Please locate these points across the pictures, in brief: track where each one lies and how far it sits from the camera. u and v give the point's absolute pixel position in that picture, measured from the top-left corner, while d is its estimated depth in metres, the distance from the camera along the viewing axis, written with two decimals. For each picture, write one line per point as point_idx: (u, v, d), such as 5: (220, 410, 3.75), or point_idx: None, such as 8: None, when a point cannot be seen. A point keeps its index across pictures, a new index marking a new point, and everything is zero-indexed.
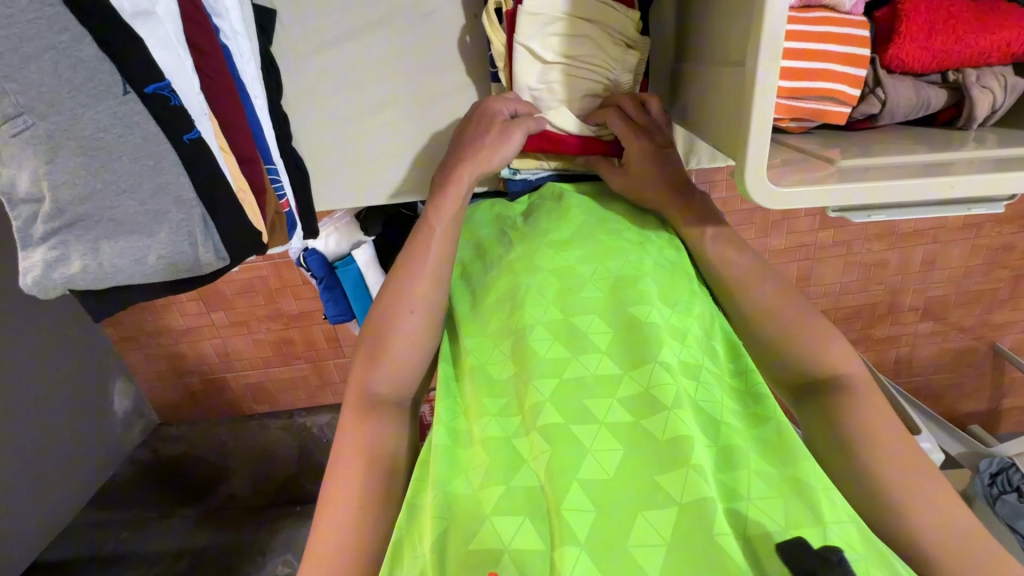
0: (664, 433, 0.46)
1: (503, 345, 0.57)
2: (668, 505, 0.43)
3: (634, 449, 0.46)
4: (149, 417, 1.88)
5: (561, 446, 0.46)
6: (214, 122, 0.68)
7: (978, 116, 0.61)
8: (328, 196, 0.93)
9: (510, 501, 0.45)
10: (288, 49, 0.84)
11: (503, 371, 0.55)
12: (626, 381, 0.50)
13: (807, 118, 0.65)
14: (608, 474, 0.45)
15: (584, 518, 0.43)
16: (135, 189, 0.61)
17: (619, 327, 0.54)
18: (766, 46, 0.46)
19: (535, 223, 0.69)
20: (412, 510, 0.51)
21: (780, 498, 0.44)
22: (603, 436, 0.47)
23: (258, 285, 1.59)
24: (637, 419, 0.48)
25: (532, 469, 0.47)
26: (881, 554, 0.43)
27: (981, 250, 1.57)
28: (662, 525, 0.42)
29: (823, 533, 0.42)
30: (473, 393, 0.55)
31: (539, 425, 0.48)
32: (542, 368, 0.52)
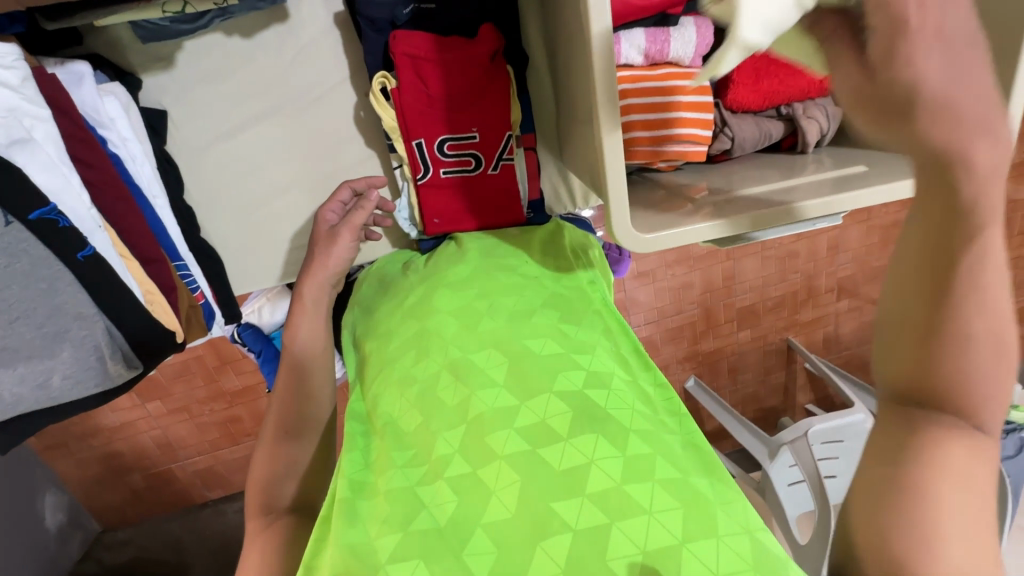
0: (562, 463, 0.46)
1: (409, 393, 0.55)
2: (564, 534, 0.42)
3: (531, 478, 0.45)
4: (89, 526, 1.75)
5: (465, 492, 0.47)
6: (111, 230, 0.68)
7: (812, 141, 0.71)
8: (247, 279, 0.94)
9: (407, 549, 0.45)
10: (183, 145, 0.85)
11: (411, 420, 0.54)
12: (523, 412, 0.50)
13: (674, 159, 0.73)
14: (510, 509, 0.44)
15: (487, 562, 0.43)
16: (30, 314, 0.60)
17: (515, 359, 0.54)
18: (605, 121, 0.53)
19: (432, 267, 0.71)
20: (309, 571, 0.50)
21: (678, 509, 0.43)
22: (503, 469, 0.46)
23: (194, 368, 1.54)
24: (533, 449, 0.47)
25: (434, 513, 0.47)
26: (778, 560, 0.41)
27: (876, 230, 1.74)
28: (560, 555, 0.41)
29: (716, 542, 0.41)
30: (383, 448, 0.54)
31: (446, 474, 0.48)
32: (447, 417, 0.52)
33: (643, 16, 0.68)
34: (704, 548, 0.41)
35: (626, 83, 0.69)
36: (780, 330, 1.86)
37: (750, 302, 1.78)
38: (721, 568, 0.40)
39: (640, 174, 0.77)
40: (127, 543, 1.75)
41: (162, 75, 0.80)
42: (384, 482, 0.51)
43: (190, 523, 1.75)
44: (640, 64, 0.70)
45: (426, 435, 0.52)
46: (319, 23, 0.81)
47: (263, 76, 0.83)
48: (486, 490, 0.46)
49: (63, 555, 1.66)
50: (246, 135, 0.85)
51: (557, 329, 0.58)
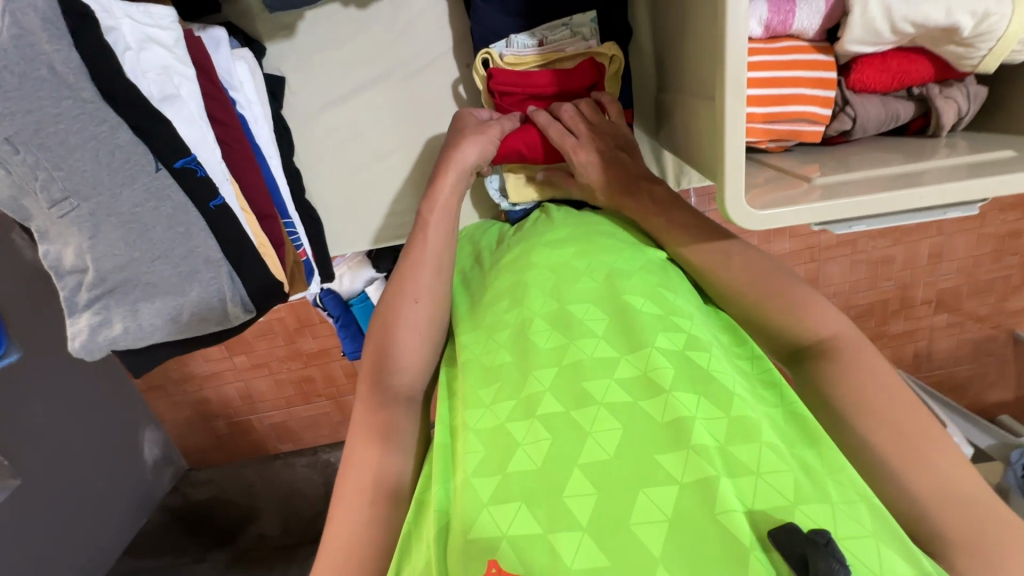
0: (665, 417, 0.47)
1: (499, 336, 0.58)
2: (669, 484, 0.44)
3: (633, 428, 0.47)
4: (177, 463, 1.93)
5: (561, 432, 0.48)
6: (236, 185, 0.74)
7: (946, 124, 0.65)
8: (343, 242, 0.99)
9: (507, 490, 0.46)
10: (297, 109, 0.90)
11: (497, 358, 0.57)
12: (624, 364, 0.51)
13: (785, 138, 0.70)
14: (610, 455, 0.46)
15: (585, 503, 0.44)
16: (169, 254, 0.67)
17: (615, 316, 0.56)
18: (731, 85, 0.51)
19: (528, 229, 0.73)
20: (420, 506, 0.53)
21: (788, 470, 0.44)
22: (604, 418, 0.48)
23: (278, 327, 1.65)
24: (636, 401, 0.49)
25: (530, 452, 0.48)
26: (895, 526, 0.42)
27: (988, 239, 1.58)
28: (665, 502, 0.43)
29: (831, 508, 0.42)
30: (468, 386, 0.57)
31: (538, 411, 0.50)
32: (543, 358, 0.53)
33: None
34: (816, 510, 0.42)
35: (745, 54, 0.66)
36: None
37: None
38: (842, 534, 0.41)
39: (745, 154, 0.74)
40: (208, 483, 1.89)
41: (283, 44, 0.86)
42: (473, 420, 0.53)
43: (263, 471, 1.86)
44: (758, 37, 0.67)
45: (520, 375, 0.54)
46: None
47: (373, 46, 0.86)
48: (583, 433, 0.47)
49: (157, 486, 1.84)
50: (353, 103, 0.90)
51: (653, 292, 0.58)
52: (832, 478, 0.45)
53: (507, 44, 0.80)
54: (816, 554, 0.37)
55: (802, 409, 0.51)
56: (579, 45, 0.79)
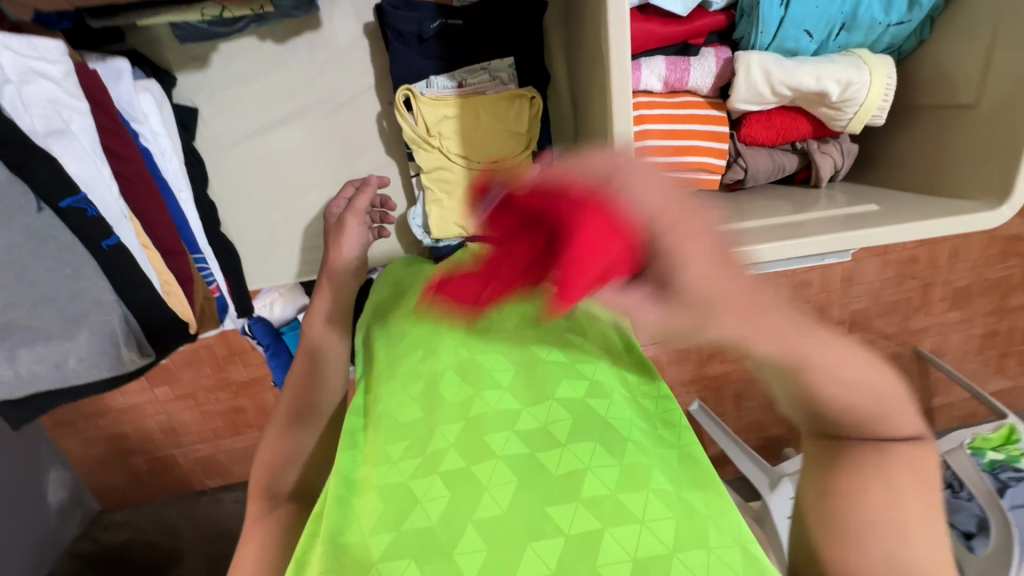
0: (558, 469, 0.46)
1: (412, 389, 0.56)
2: (556, 538, 0.41)
3: (527, 480, 0.45)
4: (88, 505, 1.77)
5: (458, 488, 0.46)
6: (135, 221, 0.71)
7: (824, 176, 0.72)
8: (264, 276, 0.97)
9: (397, 551, 0.42)
10: (211, 140, 0.88)
11: (410, 414, 0.54)
12: (526, 416, 0.51)
13: (686, 185, 0.75)
14: (502, 508, 0.44)
15: (475, 560, 0.41)
16: (52, 297, 0.63)
17: (523, 368, 0.55)
18: (619, 143, 0.55)
19: (444, 274, 0.73)
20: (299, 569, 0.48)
21: (676, 518, 0.42)
22: (501, 469, 0.46)
23: (204, 356, 1.56)
24: (533, 453, 0.47)
25: (426, 509, 0.45)
26: (772, 574, 0.39)
27: (892, 264, 1.72)
28: (549, 559, 0.40)
29: (709, 554, 0.39)
30: (376, 442, 0.54)
31: (440, 468, 0.47)
32: (449, 413, 0.52)
33: (662, 45, 0.69)
34: (694, 558, 0.39)
35: (645, 107, 0.70)
36: None
37: None
38: None
39: None
40: (125, 524, 1.75)
41: (195, 74, 0.83)
42: (374, 477, 0.50)
43: (188, 509, 1.75)
44: (658, 91, 0.71)
45: (426, 430, 0.52)
46: (350, 33, 0.84)
47: (292, 80, 0.85)
48: (480, 486, 0.45)
49: (63, 533, 1.68)
50: (272, 137, 0.89)
51: (558, 342, 0.59)
52: (715, 522, 0.42)
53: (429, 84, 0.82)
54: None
55: (695, 453, 0.51)
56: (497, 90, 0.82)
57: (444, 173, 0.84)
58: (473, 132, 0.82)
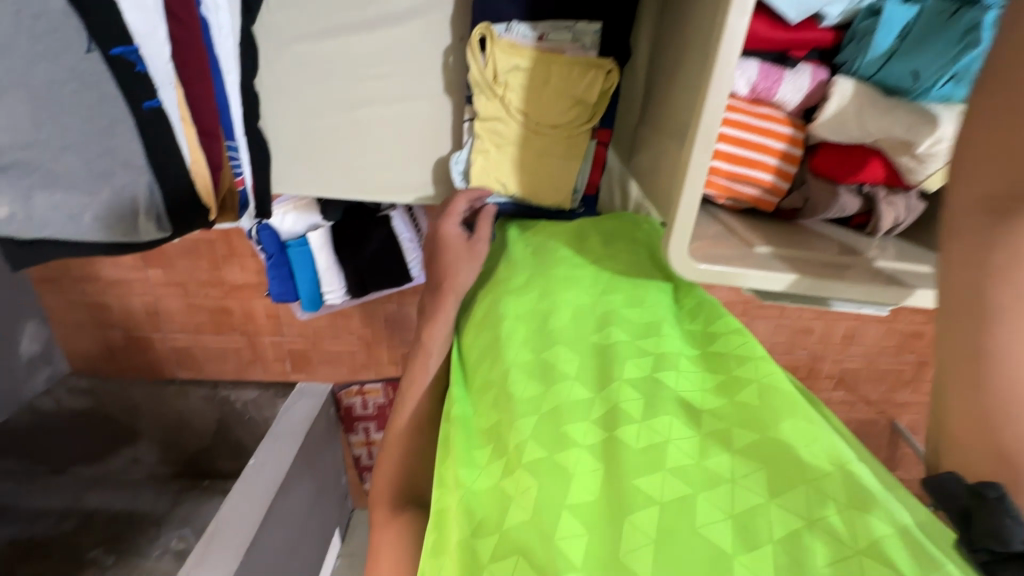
0: (639, 443, 0.45)
1: (488, 398, 0.58)
2: (650, 506, 0.41)
3: (612, 463, 0.45)
4: (57, 365, 1.76)
5: (544, 476, 0.45)
6: (178, 90, 0.68)
7: (883, 227, 0.69)
8: (291, 181, 0.95)
9: (500, 548, 0.43)
10: (271, 29, 0.84)
11: (488, 421, 0.56)
12: (599, 404, 0.50)
13: (742, 200, 0.72)
14: (596, 494, 0.44)
15: (575, 543, 0.41)
16: (81, 146, 0.60)
17: (588, 356, 0.56)
18: (701, 137, 0.52)
19: (507, 270, 0.74)
20: None
21: (762, 467, 0.42)
22: (586, 459, 0.46)
23: (204, 250, 1.54)
24: (611, 433, 0.47)
25: (517, 505, 0.45)
26: (871, 491, 0.39)
27: (895, 333, 1.72)
28: (650, 526, 0.40)
29: (810, 491, 0.40)
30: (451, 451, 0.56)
31: (521, 462, 0.48)
32: (522, 409, 0.52)
33: (761, 48, 0.66)
34: (793, 501, 0.40)
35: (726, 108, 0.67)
36: None
37: None
38: (814, 516, 0.39)
39: (704, 205, 0.75)
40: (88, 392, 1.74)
41: None
42: (464, 483, 0.51)
43: (152, 395, 1.73)
44: (742, 95, 0.68)
45: (503, 431, 0.53)
46: None
47: None
48: (565, 473, 0.45)
49: (27, 385, 1.68)
50: (335, 43, 0.85)
51: (625, 321, 0.60)
52: (806, 450, 0.43)
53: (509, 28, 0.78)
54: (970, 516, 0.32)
55: (766, 384, 0.50)
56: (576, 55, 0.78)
57: (498, 126, 0.82)
58: (540, 92, 0.79)
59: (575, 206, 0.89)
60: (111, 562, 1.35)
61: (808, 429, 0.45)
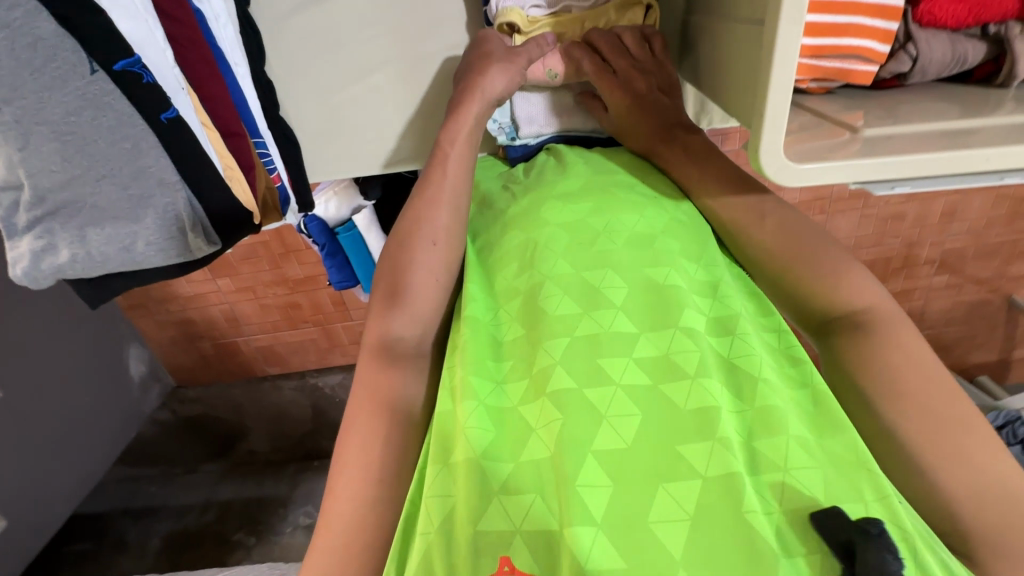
0: (688, 404, 0.46)
1: (513, 302, 0.57)
2: (694, 479, 0.43)
3: (655, 420, 0.46)
4: (165, 380, 1.91)
5: (575, 414, 0.46)
6: (192, 96, 0.64)
7: (1019, 73, 0.56)
8: (323, 166, 0.90)
9: (518, 480, 0.45)
10: (268, 8, 0.78)
11: (511, 329, 0.55)
12: (644, 342, 0.50)
13: (829, 79, 0.60)
14: (627, 443, 0.45)
15: (599, 496, 0.43)
16: (114, 173, 0.59)
17: (637, 287, 0.54)
18: (787, 6, 0.42)
19: (537, 178, 0.68)
20: (421, 480, 0.52)
21: (819, 468, 0.44)
22: (622, 401, 0.47)
23: (261, 251, 1.57)
24: (657, 383, 0.48)
25: (540, 436, 0.47)
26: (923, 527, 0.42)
27: (1004, 200, 1.50)
28: (687, 500, 0.42)
29: (863, 505, 0.42)
30: (468, 348, 0.54)
31: (549, 390, 0.48)
32: (553, 328, 0.51)
33: None
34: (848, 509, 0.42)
35: None
36: None
37: None
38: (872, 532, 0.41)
39: None
40: (198, 401, 1.88)
41: None
42: (472, 392, 0.50)
43: (251, 393, 1.85)
44: None
45: (530, 348, 0.52)
46: None
47: None
48: (599, 416, 0.46)
49: (145, 403, 1.83)
50: (336, 3, 0.78)
51: (679, 261, 0.56)
52: (867, 469, 0.44)
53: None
54: (862, 547, 0.38)
55: (826, 390, 0.50)
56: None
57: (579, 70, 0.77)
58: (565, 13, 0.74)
59: None
60: (255, 542, 1.52)
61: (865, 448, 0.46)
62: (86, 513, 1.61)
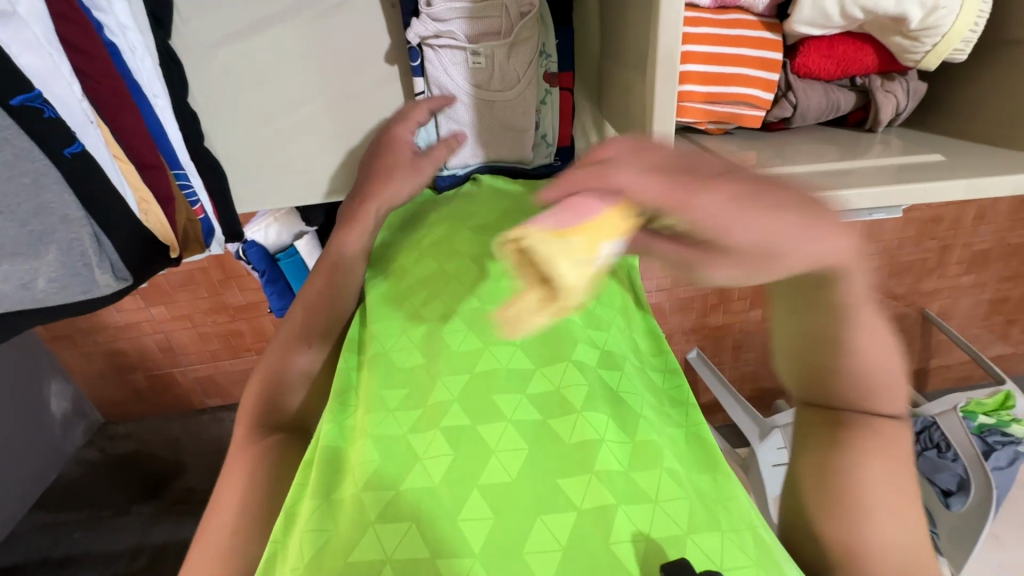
0: (572, 437, 0.47)
1: (414, 335, 0.58)
2: (569, 510, 0.43)
3: (538, 451, 0.46)
4: (92, 417, 1.78)
5: (463, 448, 0.47)
6: (103, 128, 0.63)
7: (883, 120, 0.63)
8: (251, 196, 0.88)
9: (397, 509, 0.44)
10: (190, 42, 0.78)
11: (411, 359, 0.57)
12: (538, 379, 0.52)
13: (725, 121, 0.66)
14: (510, 476, 0.45)
15: (480, 528, 0.42)
16: (13, 209, 0.57)
17: None
18: (663, 63, 0.46)
19: (455, 207, 0.72)
20: (288, 519, 0.49)
21: (685, 498, 0.44)
22: (510, 435, 0.47)
23: (199, 278, 1.52)
24: (544, 419, 0.49)
25: (426, 467, 0.46)
26: (778, 553, 0.42)
27: (912, 223, 1.64)
28: (560, 530, 0.42)
29: (720, 537, 0.42)
30: (372, 385, 0.55)
31: (441, 423, 0.48)
32: (453, 364, 0.53)
33: None
34: (705, 540, 0.42)
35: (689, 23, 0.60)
36: None
37: None
38: (725, 562, 0.41)
39: (684, 134, 0.70)
40: (128, 437, 1.76)
41: None
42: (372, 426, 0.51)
43: (188, 426, 1.75)
44: (706, 6, 0.61)
45: (427, 382, 0.53)
46: None
47: None
48: (487, 451, 0.46)
49: (68, 441, 1.71)
50: (262, 38, 0.79)
51: (576, 299, 0.59)
52: (723, 504, 0.45)
53: (438, 54, 0.75)
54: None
55: (701, 430, 0.53)
56: (523, 59, 0.75)
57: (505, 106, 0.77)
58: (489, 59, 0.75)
59: (552, 159, 0.84)
60: None
61: (730, 484, 0.48)
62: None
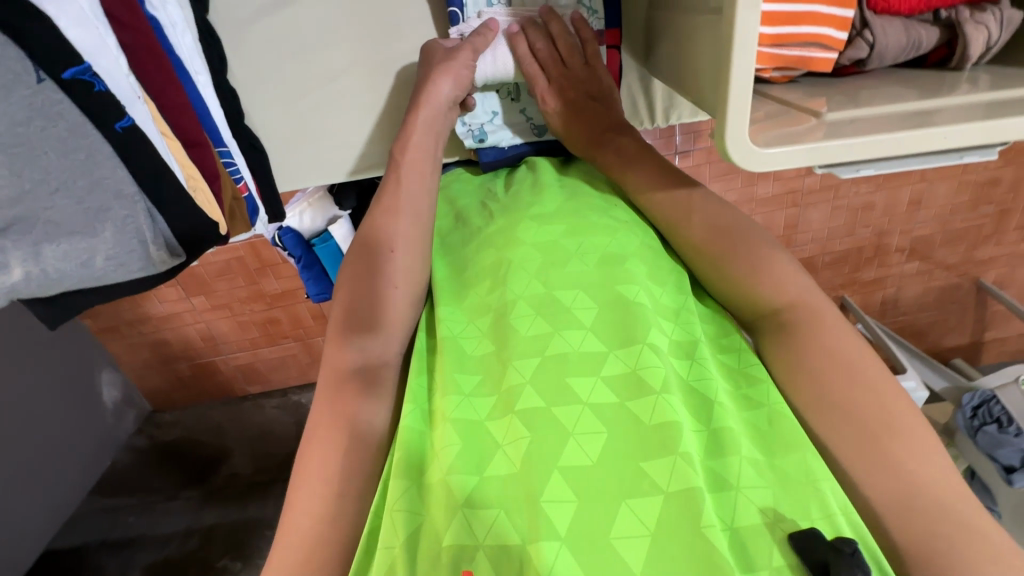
0: (653, 419, 0.45)
1: (482, 319, 0.57)
2: (655, 494, 0.42)
3: (618, 434, 0.46)
4: (140, 405, 1.82)
5: (540, 431, 0.46)
6: (150, 104, 0.62)
7: (972, 56, 0.57)
8: (294, 174, 0.89)
9: (484, 496, 0.44)
10: (228, 17, 0.78)
11: (479, 344, 0.55)
12: (612, 360, 0.50)
13: (791, 67, 0.61)
14: (590, 459, 0.44)
15: (567, 512, 0.42)
16: (69, 187, 0.56)
17: (606, 306, 0.54)
18: None
19: (514, 194, 0.69)
20: (382, 498, 0.51)
21: (768, 486, 0.44)
22: (589, 418, 0.46)
23: (235, 267, 1.53)
24: (622, 402, 0.47)
25: (506, 453, 0.46)
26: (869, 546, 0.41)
27: (967, 185, 1.53)
28: (649, 516, 0.42)
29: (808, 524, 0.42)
30: (442, 369, 0.54)
31: (517, 407, 0.48)
32: (524, 347, 0.51)
33: None
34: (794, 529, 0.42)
35: None
36: (836, 287, 1.71)
37: (809, 255, 1.63)
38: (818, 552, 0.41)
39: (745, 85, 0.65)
40: (175, 424, 1.80)
41: None
42: (445, 408, 0.51)
43: (230, 412, 1.79)
44: None
45: (499, 366, 0.52)
46: None
47: None
48: (565, 432, 0.46)
49: (119, 429, 1.76)
50: (299, 10, 0.78)
51: (647, 283, 0.56)
52: (812, 485, 0.44)
53: None
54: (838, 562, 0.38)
55: (783, 410, 0.50)
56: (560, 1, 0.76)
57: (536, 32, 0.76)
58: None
59: None
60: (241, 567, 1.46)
61: (817, 467, 0.45)
62: (61, 548, 1.54)
